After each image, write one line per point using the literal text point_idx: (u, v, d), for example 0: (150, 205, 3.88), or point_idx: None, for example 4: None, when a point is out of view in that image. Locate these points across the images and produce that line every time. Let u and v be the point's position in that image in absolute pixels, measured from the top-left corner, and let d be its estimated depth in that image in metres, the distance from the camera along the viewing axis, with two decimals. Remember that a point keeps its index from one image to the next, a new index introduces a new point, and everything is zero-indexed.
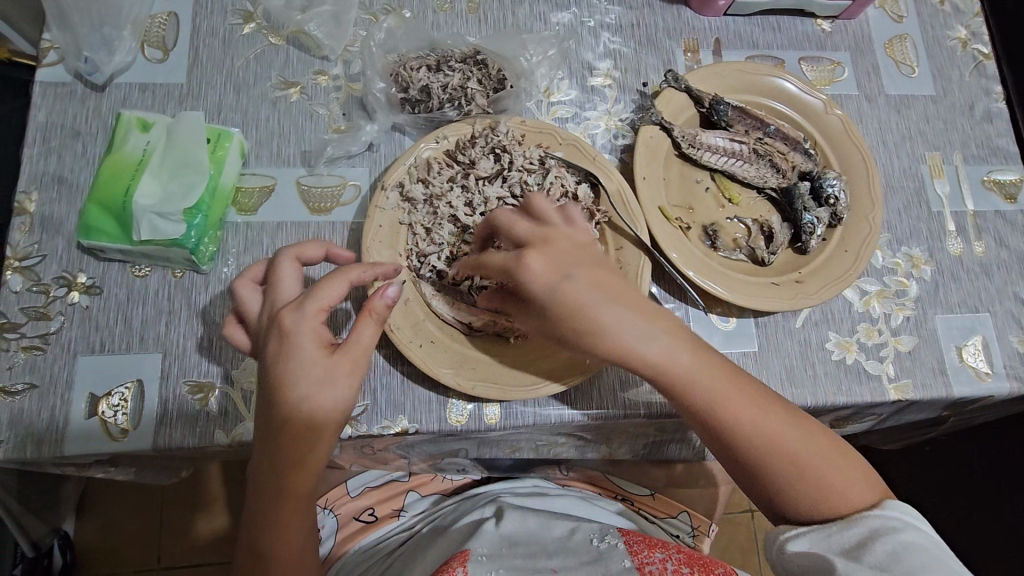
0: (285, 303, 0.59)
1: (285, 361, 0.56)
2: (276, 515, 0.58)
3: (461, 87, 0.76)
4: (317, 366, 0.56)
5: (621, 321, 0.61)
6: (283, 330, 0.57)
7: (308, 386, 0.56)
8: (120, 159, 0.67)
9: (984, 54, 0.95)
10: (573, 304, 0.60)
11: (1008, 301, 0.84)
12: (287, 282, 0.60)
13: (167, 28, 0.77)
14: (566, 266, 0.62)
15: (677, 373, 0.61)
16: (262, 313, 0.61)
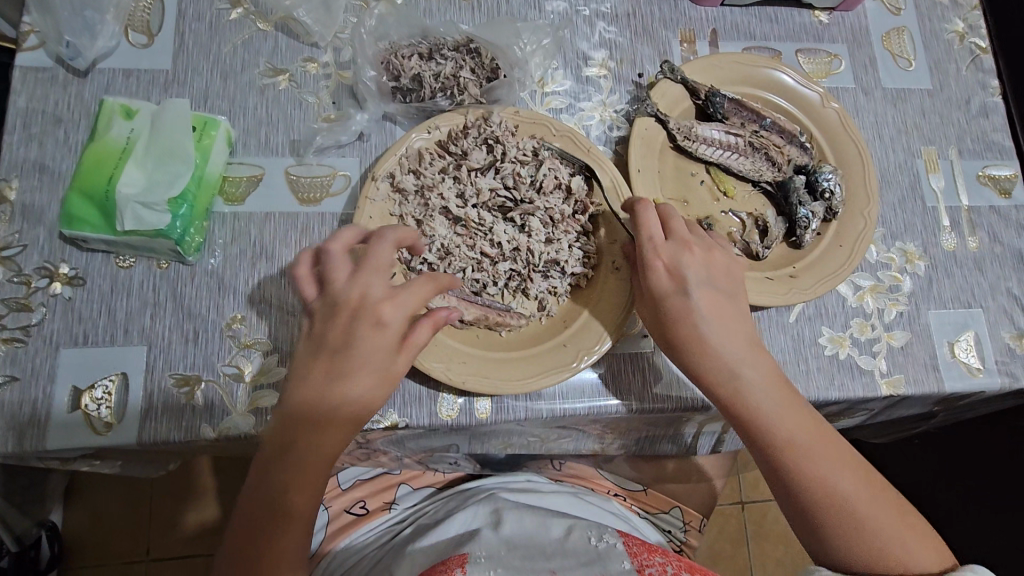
0: (378, 289, 0.61)
1: (362, 351, 0.59)
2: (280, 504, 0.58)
3: (453, 76, 0.75)
4: (386, 365, 0.59)
5: (718, 342, 0.66)
6: (380, 320, 0.59)
7: (369, 382, 0.59)
8: (103, 147, 0.65)
9: (981, 48, 0.94)
10: (685, 315, 0.65)
11: (1001, 296, 0.84)
12: (383, 265, 0.62)
13: (152, 13, 0.75)
14: (724, 291, 0.67)
15: (757, 393, 0.65)
16: (337, 284, 0.61)
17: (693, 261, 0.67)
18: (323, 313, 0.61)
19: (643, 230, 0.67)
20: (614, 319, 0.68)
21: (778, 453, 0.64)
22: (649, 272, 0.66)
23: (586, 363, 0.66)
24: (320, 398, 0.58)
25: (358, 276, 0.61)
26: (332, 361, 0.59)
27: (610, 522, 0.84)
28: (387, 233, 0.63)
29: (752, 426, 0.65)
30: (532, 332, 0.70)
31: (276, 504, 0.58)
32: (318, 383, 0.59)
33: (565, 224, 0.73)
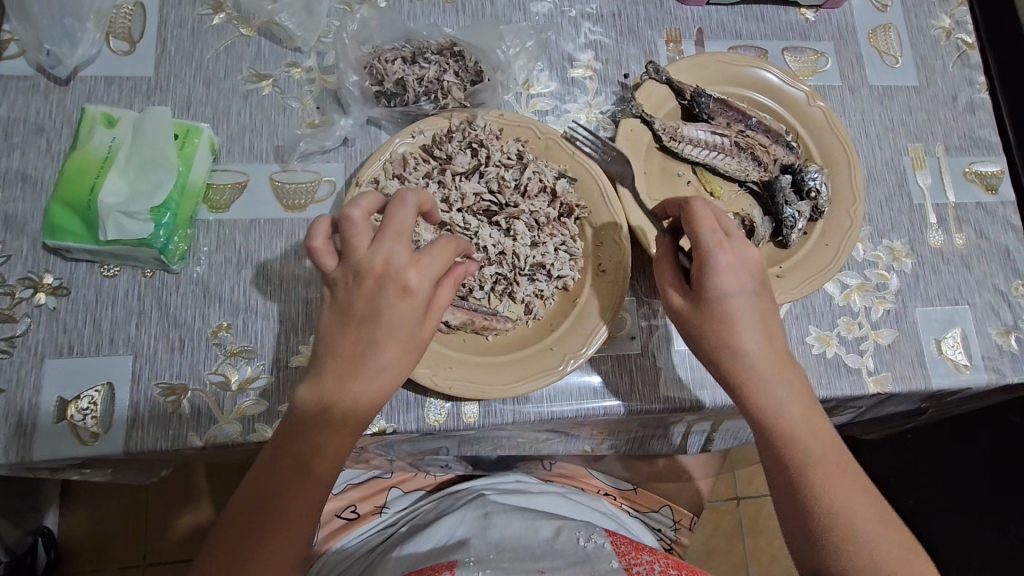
0: (402, 255, 0.56)
1: (390, 322, 0.55)
2: (291, 502, 0.55)
3: (437, 79, 0.74)
4: (414, 333, 0.56)
5: (762, 351, 0.60)
6: (406, 289, 0.55)
7: (394, 354, 0.56)
8: (85, 156, 0.65)
9: (967, 44, 0.94)
10: (737, 321, 0.60)
11: (988, 292, 0.85)
12: (408, 227, 0.56)
13: (134, 19, 0.74)
14: (768, 300, 0.63)
15: (790, 408, 0.60)
16: (350, 256, 0.56)
17: (744, 259, 0.61)
18: (345, 281, 0.56)
19: (707, 221, 0.60)
20: (602, 317, 0.68)
21: (802, 472, 0.58)
22: (708, 266, 0.59)
23: (572, 366, 0.66)
24: (352, 383, 0.55)
25: (380, 242, 0.56)
26: (364, 335, 0.55)
27: (601, 522, 0.84)
28: (407, 194, 0.57)
29: (779, 440, 0.59)
30: (519, 335, 0.70)
31: (285, 496, 0.55)
32: (348, 360, 0.55)
33: (550, 227, 0.73)
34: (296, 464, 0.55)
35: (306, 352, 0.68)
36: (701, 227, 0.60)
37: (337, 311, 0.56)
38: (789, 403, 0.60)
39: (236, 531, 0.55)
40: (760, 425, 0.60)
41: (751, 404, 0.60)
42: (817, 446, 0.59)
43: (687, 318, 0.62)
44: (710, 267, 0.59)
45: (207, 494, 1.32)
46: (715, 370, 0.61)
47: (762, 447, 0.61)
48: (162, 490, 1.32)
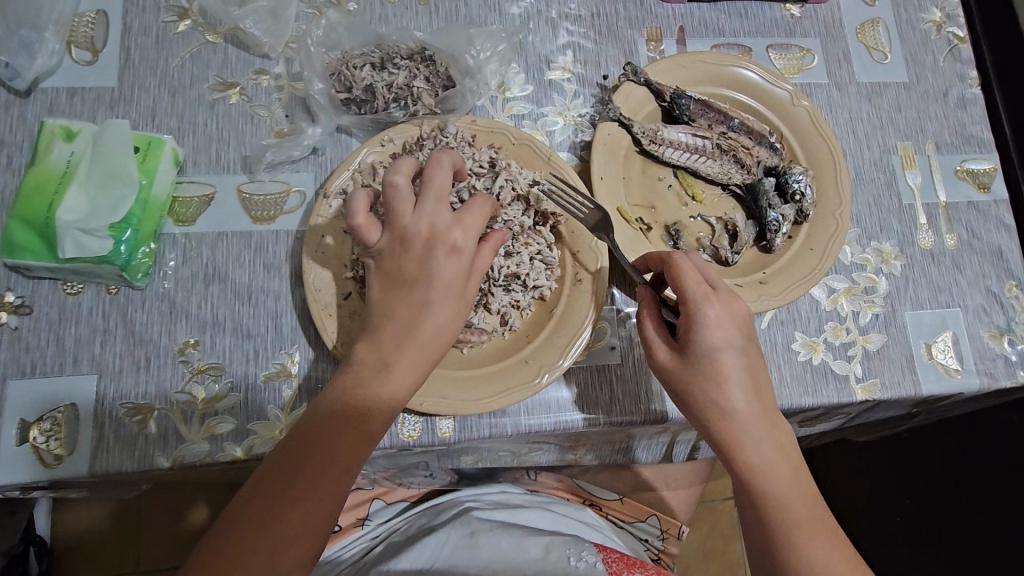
0: (445, 217, 0.59)
1: (440, 280, 0.58)
2: (304, 479, 0.54)
3: (406, 85, 0.72)
4: (464, 288, 0.60)
5: (749, 408, 0.61)
6: (455, 247, 0.59)
7: (445, 311, 0.59)
8: (44, 171, 0.64)
9: (959, 37, 0.92)
10: (725, 377, 0.60)
11: (980, 294, 0.82)
12: (444, 190, 0.60)
13: (96, 28, 0.72)
14: (756, 356, 0.63)
15: (775, 466, 0.60)
16: (396, 226, 0.59)
17: (734, 317, 0.61)
18: (392, 250, 0.59)
19: (693, 276, 0.62)
20: (580, 326, 0.66)
21: (783, 530, 0.58)
22: (696, 321, 0.60)
23: (549, 378, 0.64)
24: (395, 358, 0.57)
25: (423, 208, 0.59)
26: (415, 299, 0.58)
27: (585, 534, 0.84)
28: (442, 158, 0.61)
29: (762, 497, 0.59)
30: (494, 347, 0.68)
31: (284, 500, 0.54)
32: (397, 328, 0.58)
33: (524, 236, 0.70)
34: (319, 453, 0.55)
35: (275, 368, 0.66)
36: (688, 281, 0.61)
37: (386, 278, 0.59)
38: (774, 461, 0.60)
39: (241, 522, 0.54)
40: (744, 481, 0.60)
41: (737, 460, 0.60)
42: (801, 504, 0.59)
43: (674, 374, 0.62)
44: (700, 320, 0.60)
45: (199, 499, 1.23)
46: (701, 425, 0.62)
47: (745, 502, 0.61)
48: (153, 499, 1.24)
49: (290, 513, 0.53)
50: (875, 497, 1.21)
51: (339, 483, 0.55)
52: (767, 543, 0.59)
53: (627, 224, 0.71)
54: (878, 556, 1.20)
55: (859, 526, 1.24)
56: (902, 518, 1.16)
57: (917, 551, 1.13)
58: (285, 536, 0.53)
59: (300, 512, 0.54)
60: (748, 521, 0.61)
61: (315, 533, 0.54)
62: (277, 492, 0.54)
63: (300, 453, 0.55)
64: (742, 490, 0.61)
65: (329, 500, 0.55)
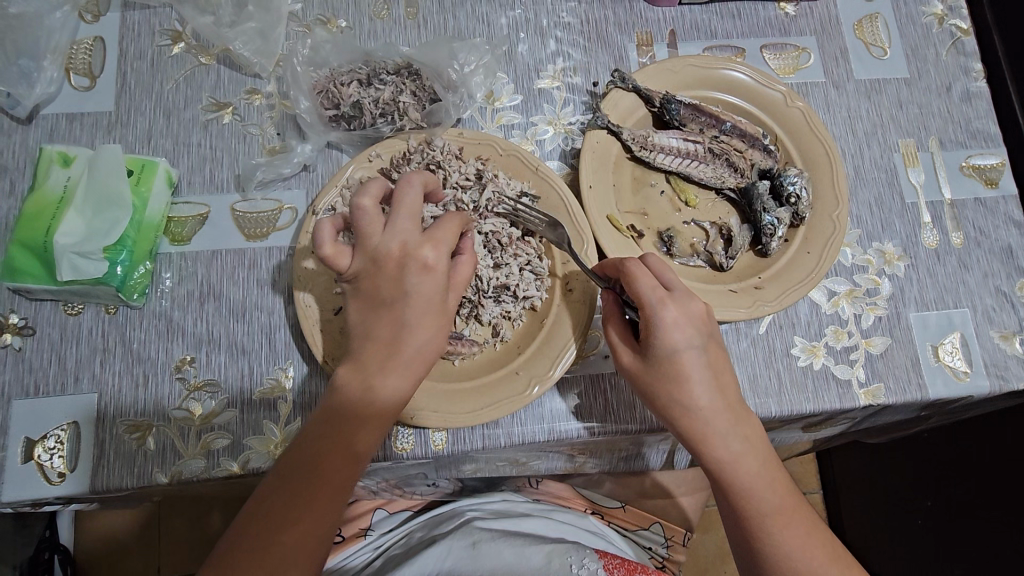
0: (416, 234, 0.60)
1: (417, 296, 0.58)
2: (304, 486, 0.55)
3: (393, 100, 0.73)
4: (439, 302, 0.60)
5: (715, 405, 0.61)
6: (427, 264, 0.59)
7: (418, 329, 0.58)
8: (43, 197, 0.66)
9: (962, 29, 0.89)
10: (687, 377, 0.61)
11: (989, 294, 0.80)
12: (415, 207, 0.60)
13: (94, 54, 0.74)
14: (719, 352, 0.64)
15: (745, 461, 0.60)
16: (373, 248, 0.59)
17: (691, 318, 0.61)
18: (367, 273, 0.59)
19: (648, 279, 0.61)
20: (571, 338, 0.66)
21: (763, 526, 0.59)
22: (655, 325, 0.60)
23: (540, 390, 0.64)
24: (382, 376, 0.57)
25: (394, 228, 0.59)
26: (396, 317, 0.58)
27: (586, 539, 0.83)
28: (412, 180, 0.61)
29: (733, 493, 0.60)
30: (486, 358, 0.68)
31: (294, 501, 0.54)
32: (381, 345, 0.58)
33: (513, 247, 0.71)
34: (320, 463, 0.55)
35: (269, 384, 0.67)
36: (643, 284, 0.60)
37: (366, 301, 0.59)
38: (744, 456, 0.60)
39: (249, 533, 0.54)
40: (717, 477, 0.61)
41: (707, 458, 0.61)
42: (776, 498, 0.60)
43: (640, 377, 0.62)
44: (661, 322, 0.60)
45: (215, 504, 1.25)
46: (670, 425, 0.62)
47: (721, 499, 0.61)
48: (173, 506, 1.24)
49: (290, 532, 0.54)
50: (897, 494, 1.18)
51: (340, 496, 0.56)
52: (744, 536, 0.60)
53: (618, 232, 0.70)
54: (896, 551, 1.18)
55: (881, 522, 1.21)
56: (923, 519, 1.13)
57: (935, 554, 1.10)
58: (291, 549, 0.53)
59: (302, 525, 0.54)
60: (724, 516, 0.62)
61: (313, 556, 0.54)
62: (281, 507, 0.54)
63: (302, 467, 0.55)
64: (715, 485, 0.62)
65: (330, 515, 0.55)
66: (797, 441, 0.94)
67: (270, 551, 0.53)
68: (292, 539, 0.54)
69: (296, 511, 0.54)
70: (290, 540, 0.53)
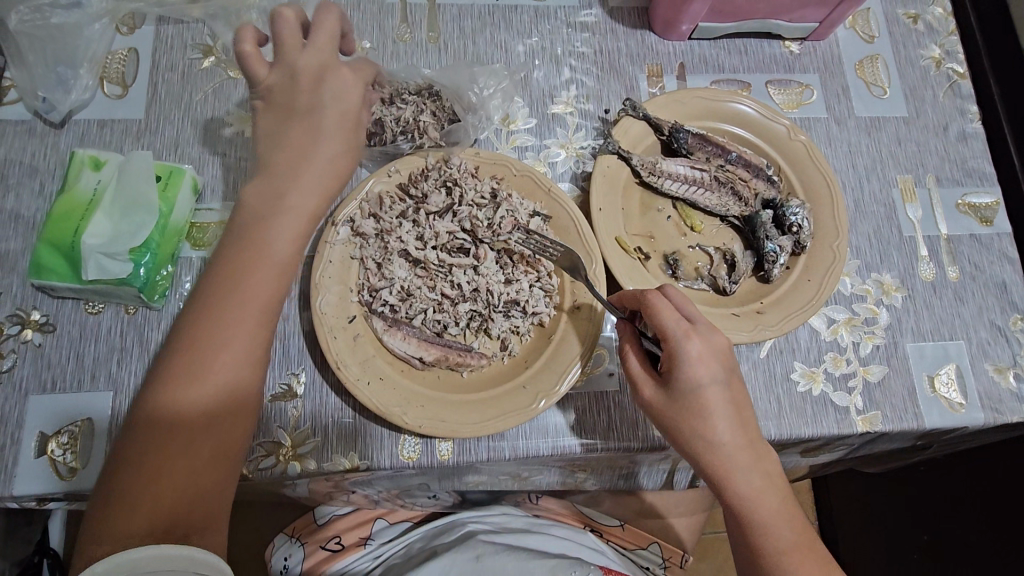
0: (331, 57, 0.65)
1: (329, 111, 0.64)
2: (211, 326, 0.55)
3: (413, 119, 0.76)
4: (341, 124, 0.64)
5: (738, 442, 0.62)
6: (342, 84, 0.65)
7: (330, 142, 0.63)
8: (72, 198, 0.68)
9: (958, 73, 0.93)
10: (710, 411, 0.61)
11: (983, 328, 0.82)
12: (331, 31, 0.66)
13: (127, 64, 0.78)
14: (740, 388, 0.64)
15: (766, 498, 0.61)
16: (283, 68, 0.63)
17: (717, 353, 0.62)
18: (281, 85, 0.63)
19: (670, 312, 0.62)
20: (580, 353, 0.67)
21: (775, 565, 0.59)
22: (679, 358, 0.61)
23: (545, 404, 0.65)
24: (292, 183, 0.61)
25: (311, 46, 0.64)
26: (308, 125, 0.63)
27: (588, 557, 0.83)
28: (331, 8, 0.67)
29: (750, 529, 0.61)
30: (494, 372, 0.69)
31: (201, 347, 0.55)
32: (288, 157, 0.62)
33: (524, 264, 0.73)
34: (221, 306, 0.56)
35: (281, 389, 0.70)
36: (666, 318, 0.61)
37: (278, 113, 0.63)
38: (763, 491, 0.61)
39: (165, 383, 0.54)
40: (732, 510, 0.62)
41: (728, 493, 0.61)
42: (792, 537, 0.60)
43: (661, 408, 0.63)
44: (685, 355, 0.61)
45: None
46: (691, 458, 0.63)
47: (736, 534, 0.62)
48: None
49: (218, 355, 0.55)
50: (897, 526, 1.19)
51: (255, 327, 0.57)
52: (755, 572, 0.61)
53: (626, 255, 0.72)
54: None
55: (879, 557, 1.21)
56: (921, 553, 1.13)
57: None
58: (205, 389, 0.54)
59: (217, 369, 0.55)
60: (737, 548, 0.63)
61: (239, 387, 0.55)
62: (195, 334, 0.55)
63: (215, 294, 0.56)
64: (732, 520, 0.63)
65: (248, 346, 0.56)
66: (795, 465, 0.95)
67: (199, 380, 0.54)
68: (216, 362, 0.55)
69: (211, 335, 0.55)
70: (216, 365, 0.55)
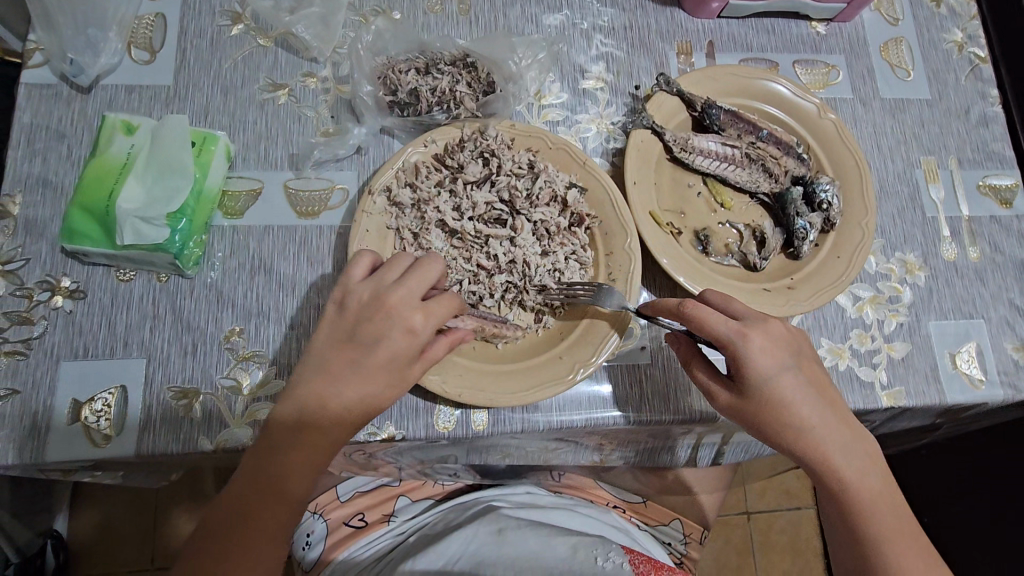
0: (415, 296, 0.60)
1: (387, 349, 0.58)
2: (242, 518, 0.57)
3: (449, 90, 0.76)
4: (381, 380, 0.58)
5: (825, 423, 0.63)
6: (411, 328, 0.59)
7: (358, 397, 0.58)
8: (105, 163, 0.67)
9: (980, 57, 0.94)
10: (789, 400, 0.62)
11: (1003, 306, 0.84)
12: (426, 274, 0.61)
13: (155, 29, 0.76)
14: (811, 367, 0.65)
15: (864, 473, 0.63)
16: (369, 288, 0.60)
17: (778, 345, 0.63)
18: (361, 306, 0.60)
19: (720, 316, 0.62)
20: (615, 326, 0.67)
21: (875, 545, 0.62)
22: (748, 358, 0.61)
23: (583, 375, 0.65)
24: (329, 411, 0.58)
25: (404, 279, 0.60)
26: (355, 357, 0.59)
27: (610, 536, 0.84)
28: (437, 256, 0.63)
29: (852, 508, 0.63)
30: (529, 343, 0.70)
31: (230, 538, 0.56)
32: (330, 377, 0.58)
33: (561, 236, 0.73)
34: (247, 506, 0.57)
35: None
36: (717, 322, 0.62)
37: (343, 331, 0.60)
38: (860, 467, 0.63)
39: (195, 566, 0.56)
40: (835, 493, 0.63)
41: (828, 476, 0.63)
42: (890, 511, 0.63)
43: (740, 410, 0.63)
44: (752, 354, 0.61)
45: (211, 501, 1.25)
46: (787, 453, 0.64)
47: (837, 517, 0.64)
48: (172, 494, 1.26)
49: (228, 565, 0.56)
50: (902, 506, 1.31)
51: (279, 530, 0.58)
52: (861, 552, 0.63)
53: (660, 228, 0.72)
54: None
55: None
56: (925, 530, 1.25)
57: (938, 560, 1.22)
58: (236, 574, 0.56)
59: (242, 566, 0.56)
60: (837, 529, 0.65)
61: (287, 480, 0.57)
62: (234, 522, 0.57)
63: (243, 499, 0.57)
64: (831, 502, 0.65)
65: (273, 542, 0.58)
66: None
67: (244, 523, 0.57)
68: (231, 572, 0.55)
69: (239, 534, 0.57)
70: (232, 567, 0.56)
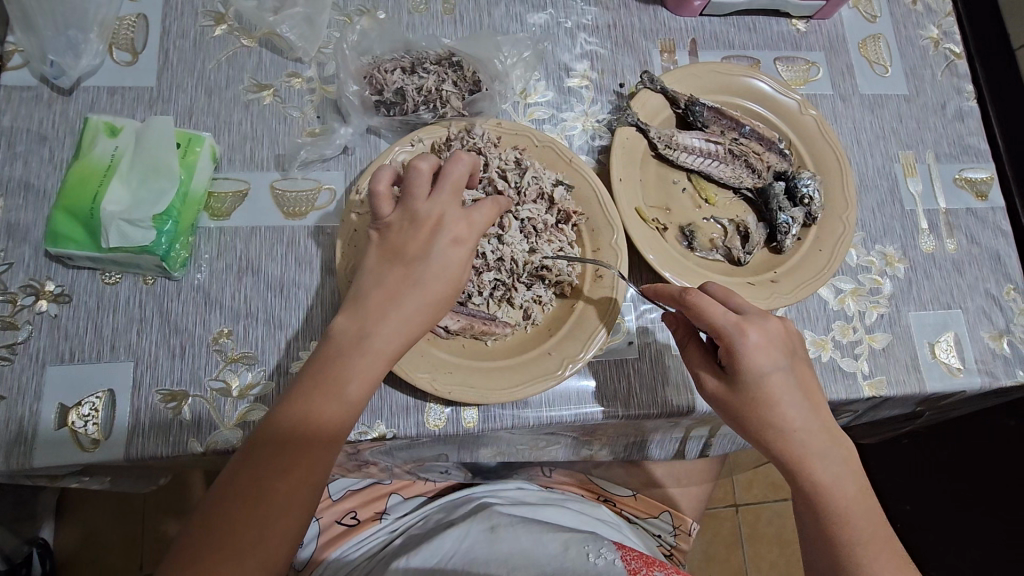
0: (456, 209, 0.60)
1: (436, 259, 0.58)
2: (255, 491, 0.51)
3: (435, 89, 0.77)
4: (433, 286, 0.58)
5: (809, 426, 0.63)
6: (458, 239, 0.59)
7: (417, 305, 0.58)
8: (89, 165, 0.67)
9: (955, 53, 0.96)
10: (776, 399, 0.62)
11: (980, 296, 0.86)
12: (460, 182, 0.61)
13: (136, 31, 0.76)
14: (804, 370, 0.65)
15: (840, 482, 0.63)
16: (401, 213, 0.59)
17: (775, 343, 0.63)
18: (400, 225, 0.59)
19: (719, 307, 0.62)
20: (602, 321, 0.68)
21: (846, 549, 0.61)
22: (741, 352, 0.61)
23: (572, 370, 0.66)
24: (387, 328, 0.57)
25: (439, 193, 0.60)
26: (407, 273, 0.58)
27: (602, 531, 0.84)
28: (462, 155, 0.62)
29: (827, 514, 0.62)
30: (518, 340, 0.70)
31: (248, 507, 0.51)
32: (381, 292, 0.58)
33: (548, 233, 0.73)
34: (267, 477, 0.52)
35: None
36: (715, 314, 0.62)
37: (386, 252, 0.59)
38: (837, 475, 0.63)
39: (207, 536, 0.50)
40: (812, 498, 0.63)
41: (806, 479, 0.63)
42: (865, 523, 0.62)
43: (727, 401, 0.64)
44: (746, 348, 0.61)
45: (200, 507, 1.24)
46: (768, 451, 0.64)
47: (810, 523, 0.64)
48: (160, 500, 1.24)
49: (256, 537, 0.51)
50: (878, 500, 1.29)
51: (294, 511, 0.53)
52: (831, 558, 0.62)
53: (646, 224, 0.73)
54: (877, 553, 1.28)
55: None
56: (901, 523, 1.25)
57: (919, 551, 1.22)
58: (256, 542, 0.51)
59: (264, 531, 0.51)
60: (811, 536, 0.65)
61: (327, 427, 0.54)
62: (249, 495, 0.51)
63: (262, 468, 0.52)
64: (805, 508, 0.64)
65: (288, 521, 0.52)
66: None
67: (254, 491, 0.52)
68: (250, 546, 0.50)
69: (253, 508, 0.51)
70: (249, 545, 0.50)
